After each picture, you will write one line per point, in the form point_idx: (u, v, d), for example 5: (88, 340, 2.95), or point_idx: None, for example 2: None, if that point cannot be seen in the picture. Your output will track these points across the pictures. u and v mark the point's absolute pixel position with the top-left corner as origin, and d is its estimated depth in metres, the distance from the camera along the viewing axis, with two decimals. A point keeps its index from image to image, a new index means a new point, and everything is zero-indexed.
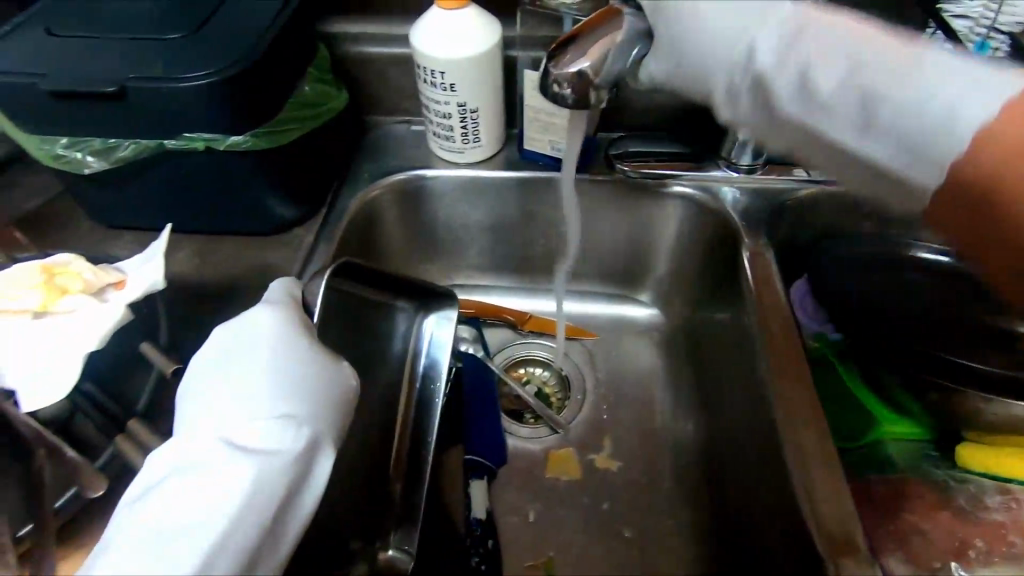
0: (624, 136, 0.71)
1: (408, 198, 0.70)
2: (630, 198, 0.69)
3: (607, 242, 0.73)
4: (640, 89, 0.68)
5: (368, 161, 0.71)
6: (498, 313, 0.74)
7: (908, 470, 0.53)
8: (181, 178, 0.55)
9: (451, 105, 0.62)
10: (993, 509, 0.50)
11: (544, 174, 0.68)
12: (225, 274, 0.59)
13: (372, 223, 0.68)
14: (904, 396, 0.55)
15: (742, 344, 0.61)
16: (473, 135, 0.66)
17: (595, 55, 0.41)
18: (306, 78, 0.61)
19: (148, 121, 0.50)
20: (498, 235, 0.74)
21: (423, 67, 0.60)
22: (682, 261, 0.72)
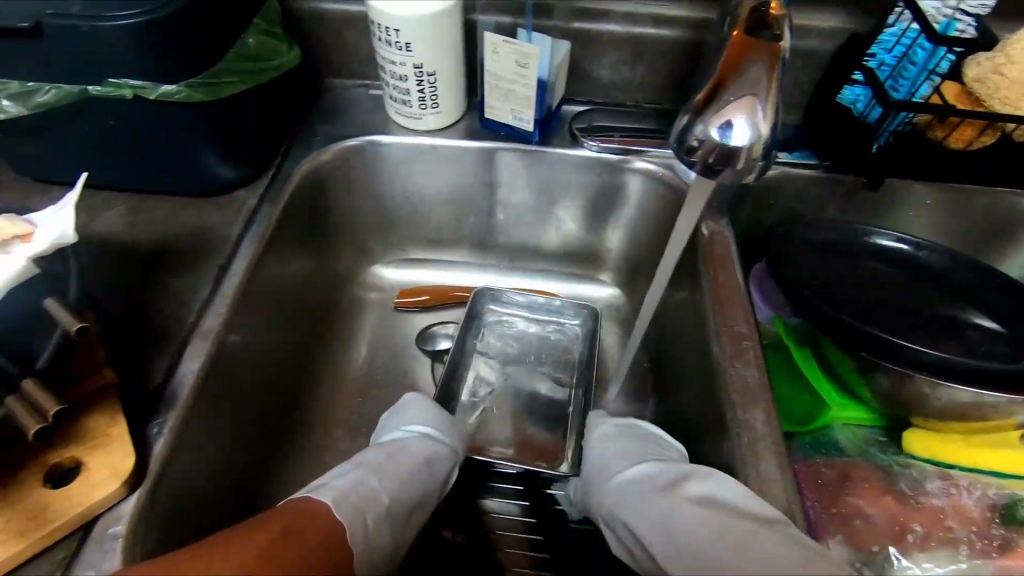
0: (591, 110, 0.69)
1: (362, 166, 0.67)
2: (591, 173, 0.67)
3: (565, 217, 0.71)
4: (607, 62, 0.66)
5: (322, 123, 0.67)
6: (443, 296, 0.72)
7: (853, 454, 0.54)
8: (110, 130, 0.52)
9: (408, 67, 0.59)
10: (933, 493, 0.51)
11: (505, 145, 0.66)
12: (159, 233, 0.56)
13: (322, 189, 0.66)
14: (855, 382, 0.54)
15: (683, 324, 0.60)
16: (431, 100, 0.63)
17: (742, 108, 0.38)
18: (252, 29, 0.57)
19: (70, 63, 0.46)
20: (459, 207, 0.72)
21: (378, 24, 0.57)
22: (642, 239, 0.70)
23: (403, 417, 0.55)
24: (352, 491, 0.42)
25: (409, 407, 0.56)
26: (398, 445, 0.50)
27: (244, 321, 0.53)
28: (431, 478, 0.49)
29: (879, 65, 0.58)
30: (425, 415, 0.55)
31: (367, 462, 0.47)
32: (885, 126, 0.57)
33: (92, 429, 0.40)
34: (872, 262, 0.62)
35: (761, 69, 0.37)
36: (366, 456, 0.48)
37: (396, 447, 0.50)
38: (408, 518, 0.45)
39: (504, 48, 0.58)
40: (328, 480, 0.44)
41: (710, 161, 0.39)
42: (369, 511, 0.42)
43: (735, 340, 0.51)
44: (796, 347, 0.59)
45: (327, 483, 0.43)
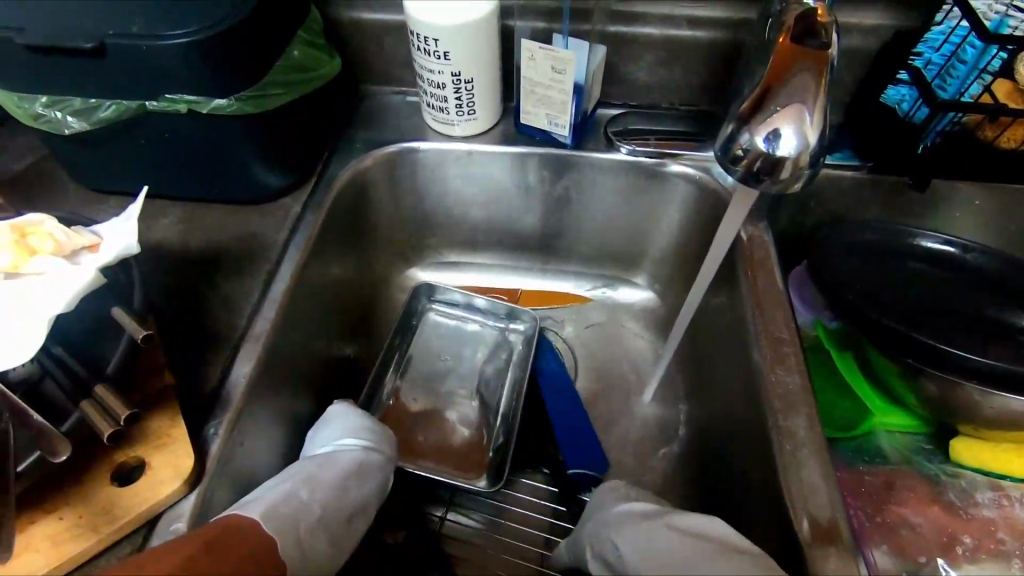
0: (627, 113, 0.69)
1: (399, 172, 0.69)
2: (626, 177, 0.67)
3: (598, 221, 0.72)
4: (642, 65, 0.66)
5: (361, 131, 0.69)
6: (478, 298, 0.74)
7: (898, 462, 0.53)
8: (165, 142, 0.54)
9: (446, 75, 0.60)
10: (984, 504, 0.50)
11: (540, 149, 0.67)
12: (211, 240, 0.58)
13: (362, 195, 0.67)
14: (901, 388, 0.53)
15: (721, 328, 0.59)
16: (467, 107, 0.64)
17: (787, 121, 0.38)
18: (296, 41, 0.58)
19: (129, 80, 0.49)
20: (494, 211, 0.73)
21: (416, 34, 0.58)
22: (677, 241, 0.70)
23: (334, 422, 0.53)
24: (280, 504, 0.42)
25: (338, 413, 0.54)
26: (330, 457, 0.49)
27: (290, 326, 0.55)
28: (364, 489, 0.48)
29: (927, 63, 0.56)
30: (353, 422, 0.53)
31: (296, 475, 0.46)
32: (931, 127, 0.56)
33: (154, 429, 0.42)
34: (916, 264, 0.61)
35: (807, 78, 0.37)
36: (296, 468, 0.47)
37: (326, 458, 0.49)
38: (345, 527, 0.46)
39: (540, 54, 0.59)
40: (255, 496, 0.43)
41: (754, 170, 0.39)
42: (301, 521, 0.42)
43: (776, 346, 0.51)
44: (837, 352, 0.58)
45: (253, 501, 0.42)
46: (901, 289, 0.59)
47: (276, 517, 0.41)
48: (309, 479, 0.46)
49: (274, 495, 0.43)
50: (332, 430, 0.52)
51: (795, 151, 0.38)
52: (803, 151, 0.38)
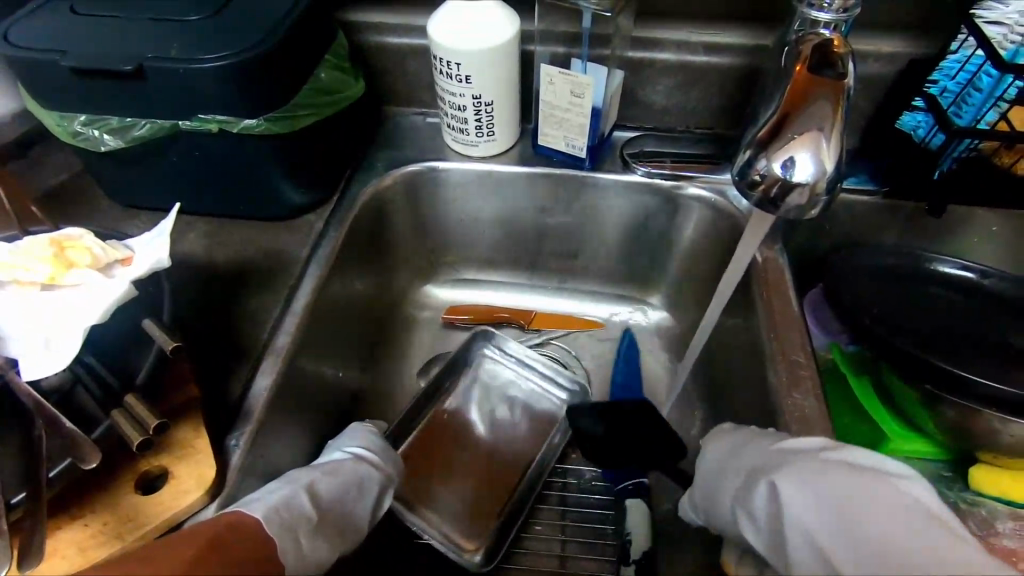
0: (643, 136, 0.70)
1: (419, 191, 0.70)
2: (642, 198, 0.68)
3: (614, 241, 0.72)
4: (658, 89, 0.67)
5: (382, 150, 0.71)
6: (493, 317, 0.75)
7: None
8: (195, 160, 0.56)
9: (467, 98, 0.62)
10: (1004, 534, 0.50)
11: (557, 170, 0.68)
12: (236, 255, 0.59)
13: (382, 213, 0.69)
14: (919, 415, 0.53)
15: (736, 351, 0.59)
16: (487, 129, 0.65)
17: (802, 149, 0.38)
18: (323, 64, 0.60)
19: (164, 101, 0.51)
20: (512, 230, 0.74)
21: (439, 58, 0.59)
22: (692, 262, 0.70)
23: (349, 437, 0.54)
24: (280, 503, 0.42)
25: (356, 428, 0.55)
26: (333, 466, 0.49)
27: (310, 340, 0.56)
28: (361, 505, 0.48)
29: (942, 91, 0.57)
30: (369, 438, 0.54)
31: (299, 477, 0.46)
32: (947, 153, 0.57)
33: (178, 439, 0.43)
34: (934, 289, 0.61)
35: (823, 107, 0.38)
36: (301, 472, 0.47)
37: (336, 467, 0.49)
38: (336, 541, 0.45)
39: (559, 79, 0.60)
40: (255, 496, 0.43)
41: (771, 195, 0.40)
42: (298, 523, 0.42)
43: (792, 368, 0.51)
44: (854, 375, 0.58)
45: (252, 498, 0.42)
46: (919, 312, 0.59)
47: (279, 517, 0.41)
48: (315, 485, 0.46)
49: (280, 494, 0.43)
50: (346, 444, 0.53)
51: (811, 178, 0.38)
52: (820, 178, 0.39)
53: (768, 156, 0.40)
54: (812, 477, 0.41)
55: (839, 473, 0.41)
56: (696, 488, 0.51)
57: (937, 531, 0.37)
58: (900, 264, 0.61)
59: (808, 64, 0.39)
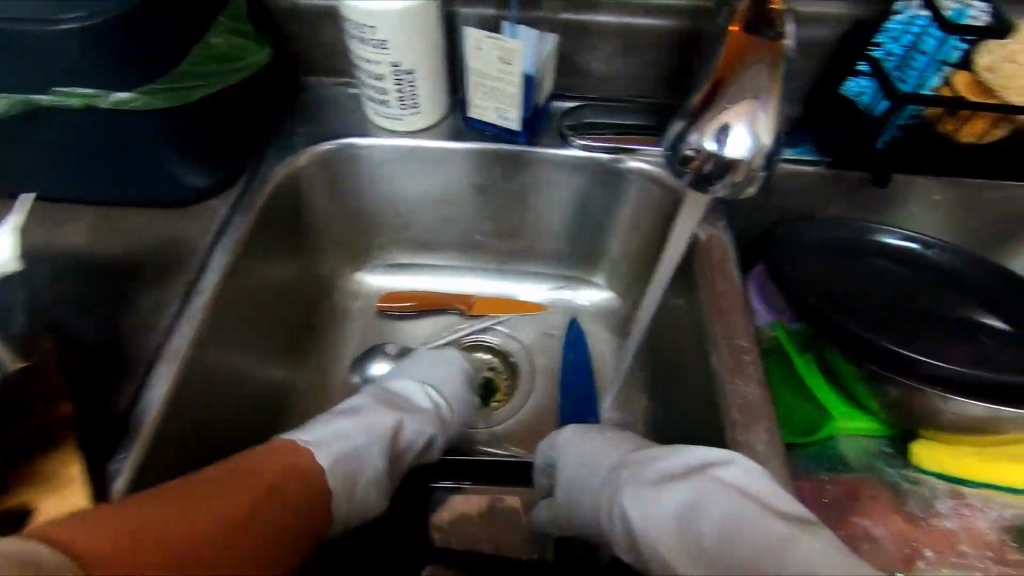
0: (582, 106, 0.65)
1: (340, 171, 0.64)
2: (583, 175, 0.64)
3: (555, 219, 0.68)
4: (595, 56, 0.63)
5: (296, 126, 0.64)
6: (431, 305, 0.71)
7: (859, 469, 0.51)
8: (65, 140, 0.48)
9: (384, 66, 0.55)
10: (944, 514, 0.48)
11: (491, 145, 0.63)
12: (125, 247, 0.52)
13: (299, 195, 0.62)
14: (863, 394, 0.52)
15: (681, 335, 0.56)
16: (410, 100, 0.59)
17: (734, 120, 0.35)
18: (216, 28, 0.52)
19: (9, 70, 0.43)
20: (446, 210, 0.69)
21: (351, 21, 0.53)
22: (635, 241, 0.67)
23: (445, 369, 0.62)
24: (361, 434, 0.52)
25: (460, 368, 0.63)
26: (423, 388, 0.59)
27: (214, 342, 0.50)
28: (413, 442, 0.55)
29: (886, 55, 0.54)
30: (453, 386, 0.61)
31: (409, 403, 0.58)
32: (891, 121, 0.54)
33: (45, 471, 0.37)
34: (878, 262, 0.59)
35: (758, 73, 0.34)
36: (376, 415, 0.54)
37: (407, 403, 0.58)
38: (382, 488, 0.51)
39: (486, 44, 0.55)
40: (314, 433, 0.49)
41: (705, 172, 0.36)
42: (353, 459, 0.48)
43: (735, 354, 0.48)
44: (797, 354, 0.56)
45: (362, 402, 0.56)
46: (863, 286, 0.58)
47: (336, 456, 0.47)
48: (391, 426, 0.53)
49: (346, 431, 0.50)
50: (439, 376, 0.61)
51: (745, 154, 0.35)
52: (756, 152, 0.35)
53: (698, 129, 0.36)
54: (648, 492, 0.43)
55: (667, 488, 0.42)
56: (562, 502, 0.51)
57: (751, 511, 0.38)
58: (843, 238, 0.59)
59: (740, 22, 0.35)
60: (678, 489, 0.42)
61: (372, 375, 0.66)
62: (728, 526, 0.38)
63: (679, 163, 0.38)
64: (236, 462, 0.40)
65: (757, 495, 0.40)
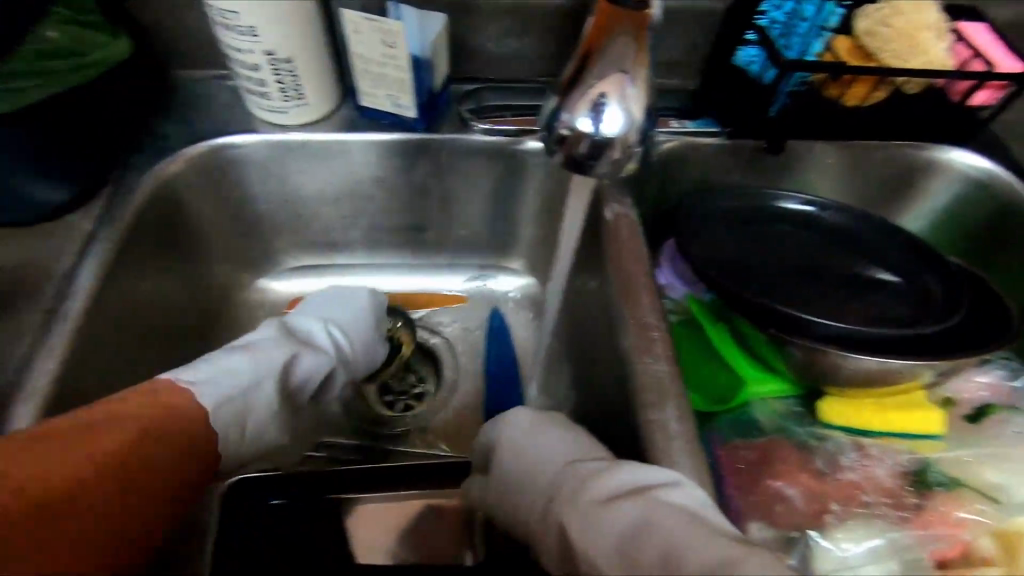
0: (481, 89, 0.63)
1: (226, 172, 0.59)
2: (488, 160, 0.62)
3: (466, 208, 0.66)
4: (490, 35, 0.60)
5: (171, 125, 0.58)
6: None
7: (772, 432, 0.52)
8: None
9: (256, 55, 0.51)
10: (849, 468, 0.50)
11: (387, 135, 0.60)
12: None
13: (181, 201, 0.57)
14: (771, 356, 0.53)
15: (595, 316, 0.56)
16: (293, 92, 0.55)
17: (606, 95, 0.35)
18: (52, 19, 0.46)
19: None
20: (350, 207, 0.65)
21: (212, 7, 0.48)
22: (549, 224, 0.66)
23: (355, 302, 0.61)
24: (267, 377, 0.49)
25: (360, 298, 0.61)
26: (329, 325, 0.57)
27: (86, 372, 0.45)
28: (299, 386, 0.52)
29: (771, 23, 0.55)
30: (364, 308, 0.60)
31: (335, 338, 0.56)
32: (782, 88, 0.54)
33: None
34: (780, 228, 0.60)
35: (624, 44, 0.34)
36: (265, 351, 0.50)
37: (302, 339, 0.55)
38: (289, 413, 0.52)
39: (366, 28, 0.51)
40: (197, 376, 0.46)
41: (581, 151, 0.36)
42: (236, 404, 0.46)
43: (644, 331, 0.48)
44: (710, 323, 0.57)
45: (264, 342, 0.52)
46: (769, 252, 0.59)
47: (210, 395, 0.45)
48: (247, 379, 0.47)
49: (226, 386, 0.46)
50: (347, 309, 0.60)
51: (618, 129, 0.35)
52: (628, 128, 0.35)
53: (571, 103, 0.36)
54: (593, 510, 0.39)
55: (612, 509, 0.39)
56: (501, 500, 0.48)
57: (702, 533, 0.36)
58: (746, 205, 0.60)
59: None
60: (625, 507, 0.38)
61: None
62: (672, 565, 0.35)
63: (554, 139, 0.37)
64: (87, 428, 0.36)
65: (704, 517, 0.38)
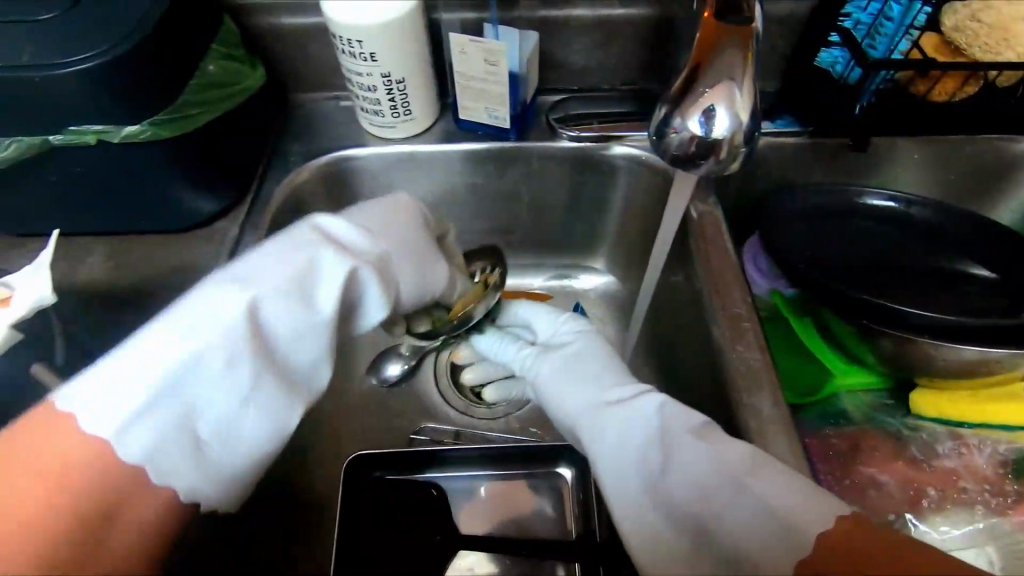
0: (567, 99, 0.67)
1: (341, 182, 0.66)
2: (575, 165, 0.66)
3: (552, 210, 0.70)
4: (576, 49, 0.65)
5: (294, 143, 0.66)
6: None
7: (863, 422, 0.54)
8: (80, 178, 0.51)
9: (375, 77, 0.58)
10: (945, 455, 0.51)
11: (483, 144, 0.65)
12: (143, 274, 0.55)
13: (304, 209, 0.64)
14: (858, 348, 0.54)
15: (681, 310, 0.59)
16: (403, 109, 0.61)
17: (715, 102, 0.38)
18: (211, 55, 0.55)
19: (25, 115, 0.45)
20: (445, 211, 0.71)
21: (339, 37, 0.55)
22: (631, 224, 0.69)
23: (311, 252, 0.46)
24: (256, 345, 0.40)
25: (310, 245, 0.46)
26: (326, 225, 0.49)
27: None
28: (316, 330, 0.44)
29: (856, 24, 0.57)
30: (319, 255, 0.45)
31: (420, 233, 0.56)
32: (867, 87, 0.57)
33: None
34: (865, 223, 0.61)
35: (731, 56, 0.37)
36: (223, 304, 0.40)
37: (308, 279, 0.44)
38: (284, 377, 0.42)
39: (472, 48, 0.57)
40: (172, 388, 0.37)
41: (690, 151, 0.40)
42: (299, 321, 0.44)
43: (735, 322, 0.51)
44: (795, 318, 0.59)
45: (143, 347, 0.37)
46: (853, 247, 0.60)
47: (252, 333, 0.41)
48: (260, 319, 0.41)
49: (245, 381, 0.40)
50: (278, 260, 0.44)
51: (727, 131, 0.39)
52: (736, 129, 0.39)
53: (682, 111, 0.40)
54: (685, 439, 0.42)
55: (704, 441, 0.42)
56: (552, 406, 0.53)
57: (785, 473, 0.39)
58: (830, 202, 0.61)
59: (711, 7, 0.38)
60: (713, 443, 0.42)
61: (389, 376, 0.69)
62: (748, 488, 0.38)
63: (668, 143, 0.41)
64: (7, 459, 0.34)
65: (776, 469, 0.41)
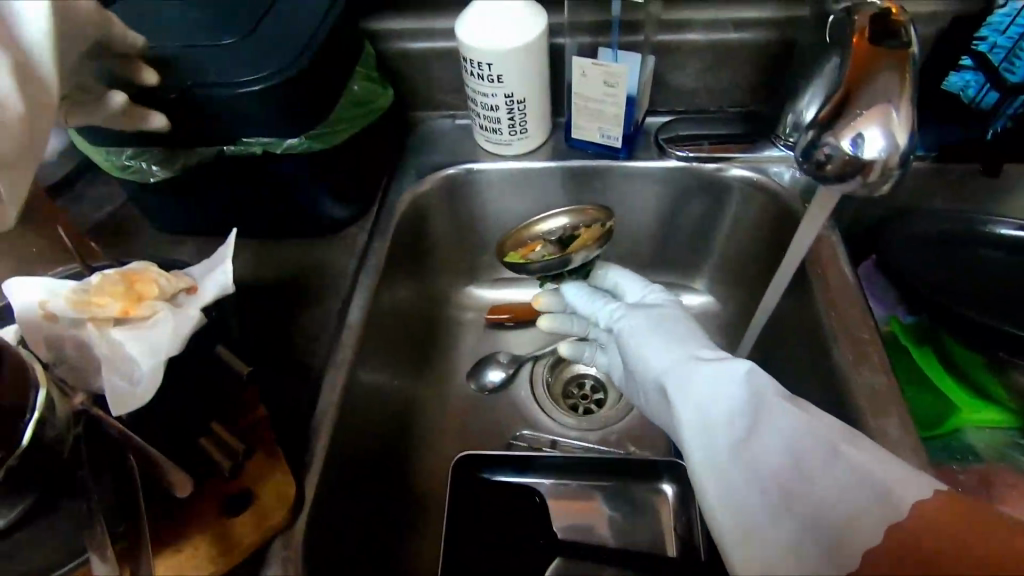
0: (676, 120, 0.69)
1: (456, 194, 0.70)
2: (683, 184, 0.67)
3: (655, 227, 0.72)
4: (689, 72, 0.66)
5: (415, 157, 0.71)
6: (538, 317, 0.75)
7: (993, 460, 0.51)
8: (241, 185, 0.57)
9: (499, 97, 0.61)
10: None
11: (592, 162, 0.67)
12: (284, 273, 0.60)
13: (422, 218, 0.69)
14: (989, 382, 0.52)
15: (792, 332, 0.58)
16: (520, 127, 0.65)
17: (872, 121, 0.38)
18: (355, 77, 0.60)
19: (208, 128, 0.51)
20: None
21: (469, 60, 0.59)
22: (736, 244, 0.69)
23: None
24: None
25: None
26: None
27: (365, 352, 0.56)
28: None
29: (992, 47, 0.55)
30: None
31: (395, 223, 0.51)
32: (1003, 110, 0.57)
33: (257, 464, 0.44)
34: (994, 253, 0.59)
35: (886, 78, 0.38)
36: None
37: None
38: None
39: (592, 70, 0.60)
40: None
41: (837, 171, 0.39)
42: None
43: (857, 346, 0.50)
44: (915, 347, 0.57)
45: None
46: (982, 277, 0.58)
47: None
48: None
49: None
50: None
51: (883, 150, 0.38)
52: (892, 151, 0.38)
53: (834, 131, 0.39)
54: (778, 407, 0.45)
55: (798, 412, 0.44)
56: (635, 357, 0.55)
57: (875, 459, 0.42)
58: (956, 229, 0.59)
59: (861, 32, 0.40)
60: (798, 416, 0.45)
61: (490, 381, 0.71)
62: (841, 456, 0.42)
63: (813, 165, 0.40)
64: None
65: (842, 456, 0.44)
